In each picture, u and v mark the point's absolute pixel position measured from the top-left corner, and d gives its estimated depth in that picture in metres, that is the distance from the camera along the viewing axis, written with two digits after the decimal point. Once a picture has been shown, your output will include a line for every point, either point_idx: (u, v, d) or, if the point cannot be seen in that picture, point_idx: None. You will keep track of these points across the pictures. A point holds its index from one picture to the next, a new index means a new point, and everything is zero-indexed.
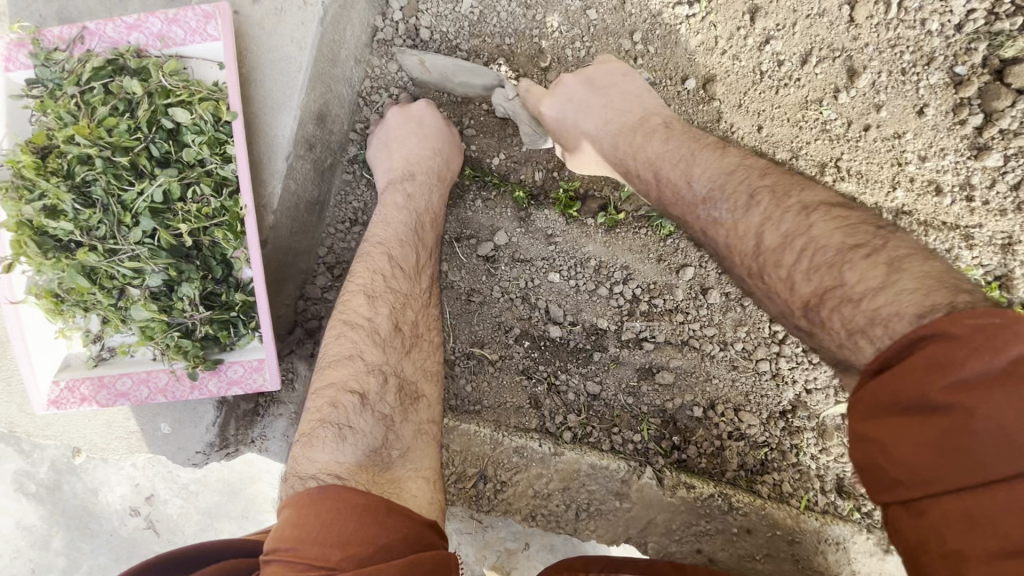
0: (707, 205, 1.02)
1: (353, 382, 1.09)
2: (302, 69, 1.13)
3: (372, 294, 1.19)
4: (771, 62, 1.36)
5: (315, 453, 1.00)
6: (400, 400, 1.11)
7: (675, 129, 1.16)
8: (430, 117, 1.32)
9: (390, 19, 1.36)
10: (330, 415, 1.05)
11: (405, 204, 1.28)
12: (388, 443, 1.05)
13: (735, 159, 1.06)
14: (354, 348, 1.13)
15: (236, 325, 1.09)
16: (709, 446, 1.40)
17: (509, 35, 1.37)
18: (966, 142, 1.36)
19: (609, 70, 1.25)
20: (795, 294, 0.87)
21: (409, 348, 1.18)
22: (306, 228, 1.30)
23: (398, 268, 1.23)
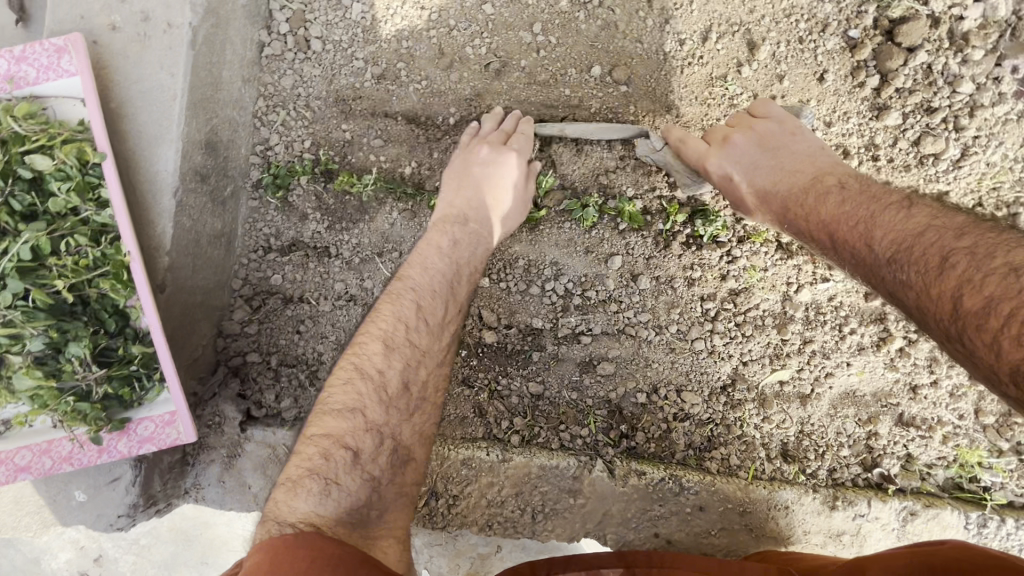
0: (890, 267, 0.95)
1: (349, 439, 1.04)
2: (176, 96, 1.08)
3: (389, 345, 1.14)
4: (673, 42, 1.35)
5: (295, 503, 0.96)
6: (391, 464, 1.06)
7: (854, 187, 1.10)
8: (512, 166, 1.27)
9: (276, 32, 1.28)
10: (321, 466, 1.00)
11: (447, 250, 1.25)
12: (370, 503, 1.01)
13: (924, 217, 0.97)
14: (358, 402, 1.07)
15: (138, 380, 1.02)
16: (656, 430, 1.41)
17: (406, 38, 1.31)
18: (866, 104, 1.39)
19: (784, 125, 1.24)
20: (1001, 358, 0.75)
21: (411, 413, 1.12)
22: (213, 263, 1.24)
23: (421, 318, 1.18)
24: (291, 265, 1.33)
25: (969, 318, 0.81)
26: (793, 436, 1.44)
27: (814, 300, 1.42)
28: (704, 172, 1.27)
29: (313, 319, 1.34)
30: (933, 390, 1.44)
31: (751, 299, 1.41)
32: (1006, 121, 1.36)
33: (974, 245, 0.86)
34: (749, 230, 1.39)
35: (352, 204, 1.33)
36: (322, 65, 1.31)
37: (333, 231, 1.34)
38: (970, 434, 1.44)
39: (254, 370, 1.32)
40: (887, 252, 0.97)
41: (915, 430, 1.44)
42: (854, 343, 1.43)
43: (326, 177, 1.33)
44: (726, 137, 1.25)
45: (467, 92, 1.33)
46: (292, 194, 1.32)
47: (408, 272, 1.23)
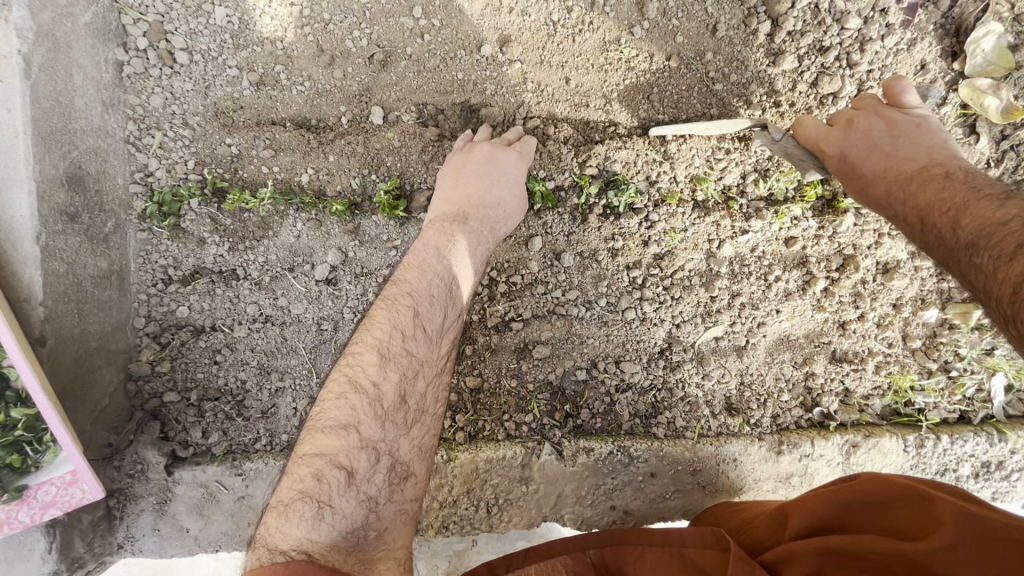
0: (969, 250, 0.98)
1: (343, 457, 0.97)
2: (19, 132, 1.00)
3: (384, 355, 1.06)
4: (561, 11, 1.31)
5: (287, 527, 0.90)
6: (388, 480, 1.00)
7: (960, 178, 1.08)
8: (513, 167, 1.24)
9: (134, 50, 1.20)
10: (313, 488, 0.94)
11: (445, 250, 1.19)
12: (367, 524, 0.94)
13: (1016, 209, 0.98)
14: (351, 418, 1.00)
15: (27, 445, 0.95)
16: (601, 405, 1.40)
17: (280, 39, 1.24)
18: (762, 51, 1.38)
19: (910, 110, 1.19)
20: None
21: (411, 427, 1.05)
22: (103, 305, 1.16)
23: (418, 326, 1.11)
24: (196, 294, 1.26)
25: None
26: (735, 389, 1.45)
27: (738, 253, 1.42)
28: (817, 149, 1.23)
29: (230, 347, 1.27)
30: (861, 324, 1.46)
31: (675, 261, 1.40)
32: (896, 51, 1.37)
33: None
34: (664, 193, 1.38)
35: (251, 221, 1.26)
36: (192, 78, 1.22)
37: (236, 252, 1.26)
38: (900, 360, 1.48)
39: (174, 410, 1.25)
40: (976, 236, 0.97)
41: (848, 365, 1.47)
42: (781, 290, 1.44)
43: (218, 197, 1.25)
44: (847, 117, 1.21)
45: (354, 88, 1.27)
46: (184, 220, 1.24)
47: (406, 276, 1.16)
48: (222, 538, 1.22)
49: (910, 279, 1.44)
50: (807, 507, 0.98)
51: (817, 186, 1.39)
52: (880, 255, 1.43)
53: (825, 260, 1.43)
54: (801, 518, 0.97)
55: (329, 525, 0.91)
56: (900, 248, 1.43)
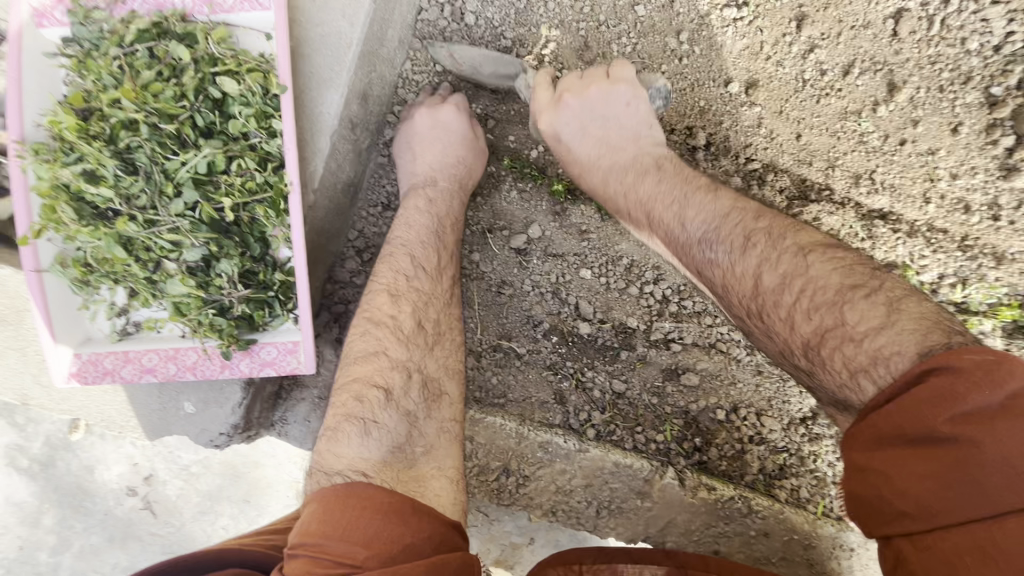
0: (704, 247, 1.09)
1: (377, 378, 1.13)
2: (352, 44, 1.09)
3: (395, 294, 1.20)
4: (814, 70, 1.36)
5: (342, 449, 1.05)
6: (423, 397, 1.16)
7: (668, 168, 1.22)
8: (457, 122, 1.28)
9: (436, 1, 1.32)
10: (356, 409, 1.10)
11: (427, 209, 1.27)
12: (412, 440, 1.11)
13: (729, 201, 1.13)
14: (379, 346, 1.16)
15: (271, 305, 1.06)
16: (730, 449, 1.41)
17: (556, 26, 1.34)
18: (996, 163, 1.37)
19: (619, 88, 1.27)
20: (832, 367, 0.89)
21: (432, 346, 1.21)
22: (340, 209, 1.28)
23: (418, 267, 1.23)
24: None
25: (767, 296, 1.00)
26: None
27: None
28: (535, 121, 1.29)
29: None
30: None
31: None
32: None
33: (791, 240, 1.02)
34: None
35: None
36: (470, 39, 1.34)
37: None
38: None
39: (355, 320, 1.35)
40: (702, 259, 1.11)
41: None
42: None
43: None
44: (560, 92, 1.27)
45: None
46: None
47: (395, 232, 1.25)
48: None
49: None
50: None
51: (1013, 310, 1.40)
52: None
53: None
54: None
55: (374, 439, 1.07)
56: None
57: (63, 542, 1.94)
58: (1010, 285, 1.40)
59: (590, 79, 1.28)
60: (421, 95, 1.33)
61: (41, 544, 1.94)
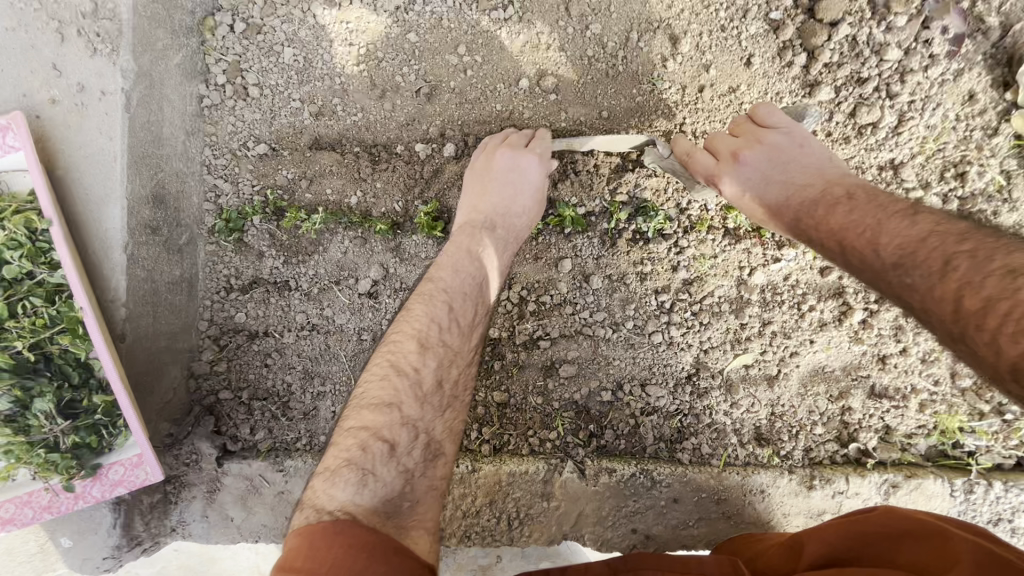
0: (899, 272, 0.99)
1: (387, 431, 1.06)
2: (118, 157, 1.12)
3: (423, 343, 1.16)
4: (596, 46, 1.38)
5: (334, 490, 0.97)
6: (426, 455, 1.07)
7: (861, 199, 1.12)
8: (534, 172, 1.31)
9: (214, 84, 1.34)
10: (358, 456, 1.02)
11: (476, 255, 1.27)
12: (403, 495, 1.00)
13: (928, 226, 1.01)
14: (393, 397, 1.09)
15: (105, 427, 1.08)
16: (625, 427, 1.42)
17: (339, 75, 1.37)
18: (797, 83, 1.40)
19: (784, 132, 1.25)
20: (1001, 357, 0.80)
21: (444, 410, 1.12)
22: (175, 308, 1.29)
23: (452, 319, 1.20)
24: (253, 302, 1.40)
25: (971, 318, 0.86)
26: (765, 420, 1.43)
27: (770, 281, 1.43)
28: (712, 184, 1.27)
29: (280, 351, 1.41)
30: (903, 358, 1.43)
31: (705, 287, 1.42)
32: (939, 83, 1.39)
33: (998, 261, 0.88)
34: (694, 220, 1.41)
35: (305, 238, 1.40)
36: (261, 109, 1.36)
37: (290, 265, 1.40)
38: (948, 400, 1.43)
39: (228, 406, 1.38)
40: (890, 281, 1.01)
41: (888, 401, 1.43)
42: (815, 319, 1.43)
43: (278, 215, 1.39)
44: (730, 150, 1.25)
45: (402, 118, 1.39)
46: (247, 235, 1.38)
47: (439, 274, 1.25)
48: (261, 530, 1.32)
49: None
50: (818, 535, 0.99)
51: None
52: None
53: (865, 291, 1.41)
54: (813, 547, 0.97)
55: (370, 491, 0.98)
56: None
57: None
58: None
59: (755, 133, 1.26)
60: (512, 133, 1.35)
61: None
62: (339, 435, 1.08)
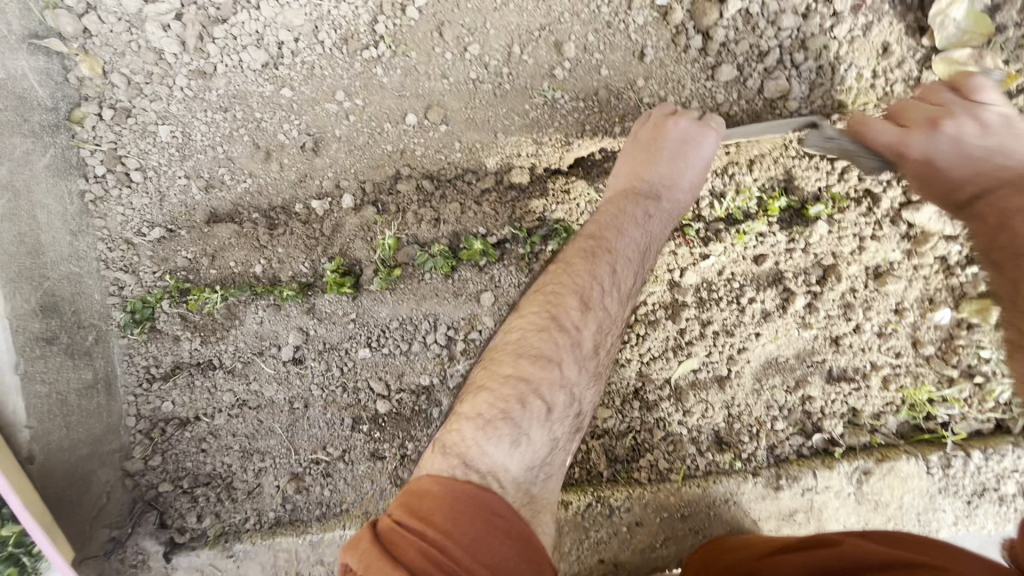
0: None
1: (547, 390, 0.98)
2: None
3: (589, 303, 1.06)
4: (479, 67, 1.31)
5: (489, 446, 0.92)
6: (571, 428, 1.02)
7: None
8: (705, 149, 1.21)
9: (94, 177, 1.30)
10: (514, 410, 0.96)
11: (641, 222, 1.17)
12: (547, 461, 0.97)
13: None
14: (557, 355, 1.01)
15: (22, 556, 1.06)
16: (578, 454, 1.36)
17: (220, 143, 1.32)
18: (698, 66, 1.31)
19: (997, 111, 1.06)
20: None
21: (596, 379, 1.05)
22: (93, 411, 1.28)
23: (616, 283, 1.10)
24: (177, 388, 1.36)
25: None
26: (723, 423, 1.36)
27: (703, 279, 1.36)
28: (895, 153, 1.11)
29: (214, 434, 1.37)
30: (857, 336, 1.35)
31: (636, 297, 1.35)
32: (850, 40, 1.30)
33: None
34: None
35: (217, 315, 1.35)
36: (148, 193, 1.32)
37: (208, 345, 1.35)
38: (913, 371, 1.35)
39: (171, 498, 1.35)
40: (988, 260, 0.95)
41: (847, 384, 1.36)
42: (757, 311, 1.35)
43: (183, 298, 1.34)
44: (927, 117, 1.08)
45: (293, 177, 1.34)
46: (158, 322, 1.34)
47: (601, 233, 1.15)
48: None
49: (907, 280, 1.33)
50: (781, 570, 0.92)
51: (780, 198, 1.32)
52: (866, 260, 1.33)
53: (804, 273, 1.34)
54: None
55: (522, 455, 0.94)
56: (889, 249, 1.33)
57: None
58: (770, 177, 1.33)
59: (962, 104, 1.08)
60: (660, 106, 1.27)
61: None
62: (494, 385, 0.99)
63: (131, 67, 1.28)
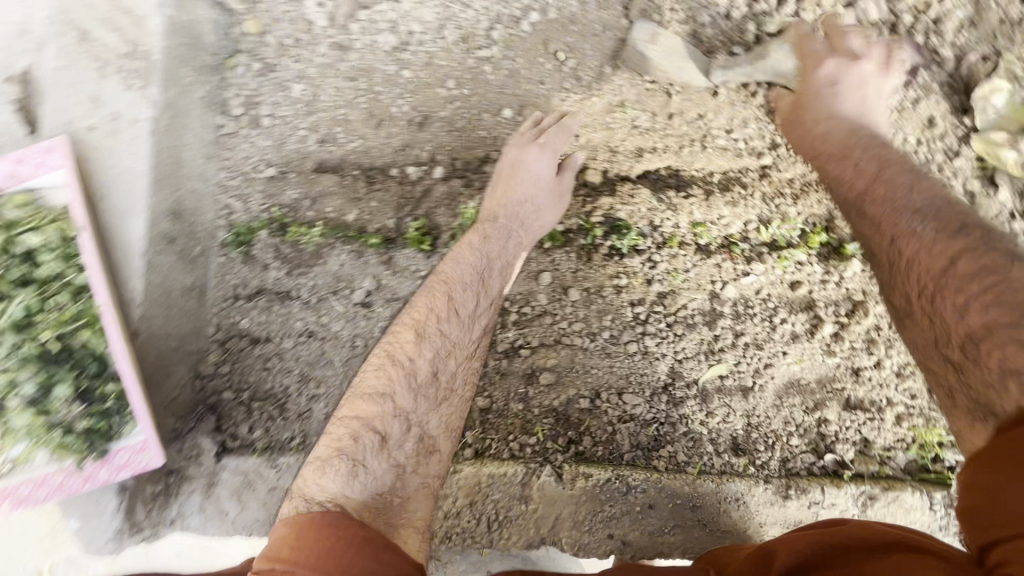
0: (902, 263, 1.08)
1: (378, 423, 1.19)
2: (143, 176, 1.29)
3: (422, 335, 1.28)
4: (572, 79, 1.52)
5: (324, 480, 1.12)
6: (415, 451, 1.22)
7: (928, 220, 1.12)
8: (538, 169, 1.41)
9: (231, 116, 1.50)
10: (349, 447, 1.16)
11: (480, 246, 1.40)
12: (392, 489, 1.16)
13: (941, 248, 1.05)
14: (387, 387, 1.22)
15: (114, 414, 1.19)
16: (602, 434, 1.47)
17: (341, 106, 1.53)
18: (760, 110, 1.49)
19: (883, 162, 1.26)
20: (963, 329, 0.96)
21: (439, 404, 1.26)
22: (186, 312, 1.44)
23: (452, 311, 1.32)
24: (257, 309, 1.51)
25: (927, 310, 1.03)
26: (742, 430, 1.46)
27: (742, 295, 1.49)
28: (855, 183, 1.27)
29: (279, 356, 1.51)
30: (877, 371, 1.46)
31: (678, 300, 1.49)
32: (899, 109, 1.47)
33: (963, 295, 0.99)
34: (666, 236, 1.51)
35: (306, 251, 1.52)
36: (271, 136, 1.52)
37: (291, 276, 1.52)
38: (926, 414, 1.45)
39: (228, 406, 1.48)
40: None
41: (863, 413, 1.45)
42: (787, 332, 1.48)
43: (282, 231, 1.53)
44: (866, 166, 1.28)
45: (396, 144, 1.54)
46: (254, 248, 1.51)
47: (445, 265, 1.38)
48: (256, 523, 1.40)
49: None
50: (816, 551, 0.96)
51: (821, 233, 1.48)
52: None
53: (834, 305, 1.47)
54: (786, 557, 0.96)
55: (359, 483, 1.13)
56: None
57: None
58: (814, 214, 1.48)
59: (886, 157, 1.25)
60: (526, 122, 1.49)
61: None
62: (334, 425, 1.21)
63: (282, 32, 1.50)
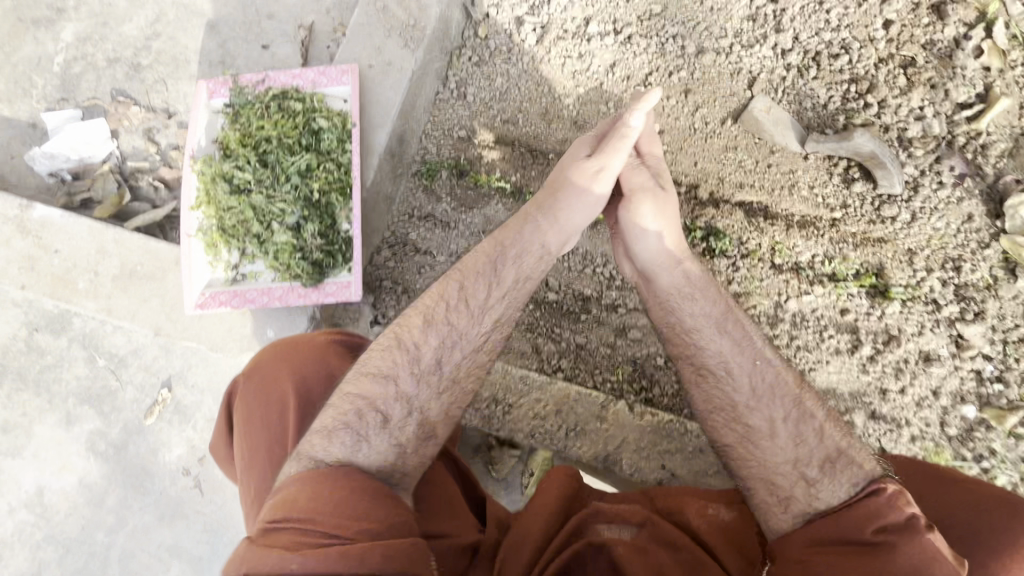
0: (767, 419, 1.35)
1: (380, 403, 1.37)
2: (396, 106, 1.78)
3: (427, 318, 1.46)
4: (701, 122, 1.99)
5: (338, 446, 1.29)
6: (416, 434, 1.38)
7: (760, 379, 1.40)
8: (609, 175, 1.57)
9: (447, 88, 2.02)
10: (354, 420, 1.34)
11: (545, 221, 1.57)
12: (403, 460, 1.35)
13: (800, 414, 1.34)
14: (390, 370, 1.40)
15: (337, 254, 1.66)
16: (670, 388, 1.82)
17: (525, 100, 2.01)
18: (839, 177, 1.93)
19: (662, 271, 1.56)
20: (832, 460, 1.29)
21: (435, 387, 1.43)
22: (378, 213, 1.92)
23: (466, 298, 1.49)
24: (425, 227, 1.97)
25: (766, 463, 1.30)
26: None
27: (802, 310, 1.89)
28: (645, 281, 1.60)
29: (433, 265, 1.95)
30: (901, 395, 1.84)
31: (750, 300, 1.90)
32: (947, 202, 1.90)
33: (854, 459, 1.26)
34: (750, 250, 1.93)
35: (473, 194, 1.99)
36: (469, 109, 2.01)
37: (457, 210, 1.98)
38: (936, 440, 1.82)
39: (387, 290, 1.95)
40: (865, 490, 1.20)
41: (885, 425, 1.83)
42: (831, 346, 1.87)
43: (460, 176, 1.99)
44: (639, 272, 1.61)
45: (559, 137, 2.00)
46: (436, 182, 1.98)
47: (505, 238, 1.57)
48: None
49: (948, 371, 1.84)
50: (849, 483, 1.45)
51: (871, 277, 1.88)
52: (922, 343, 1.86)
53: (874, 335, 1.87)
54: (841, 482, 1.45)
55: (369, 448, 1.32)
56: (940, 344, 1.85)
57: (117, 524, 2.22)
58: (868, 263, 1.89)
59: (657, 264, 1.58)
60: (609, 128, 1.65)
61: (98, 525, 2.23)
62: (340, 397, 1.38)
63: (500, 41, 2.01)
